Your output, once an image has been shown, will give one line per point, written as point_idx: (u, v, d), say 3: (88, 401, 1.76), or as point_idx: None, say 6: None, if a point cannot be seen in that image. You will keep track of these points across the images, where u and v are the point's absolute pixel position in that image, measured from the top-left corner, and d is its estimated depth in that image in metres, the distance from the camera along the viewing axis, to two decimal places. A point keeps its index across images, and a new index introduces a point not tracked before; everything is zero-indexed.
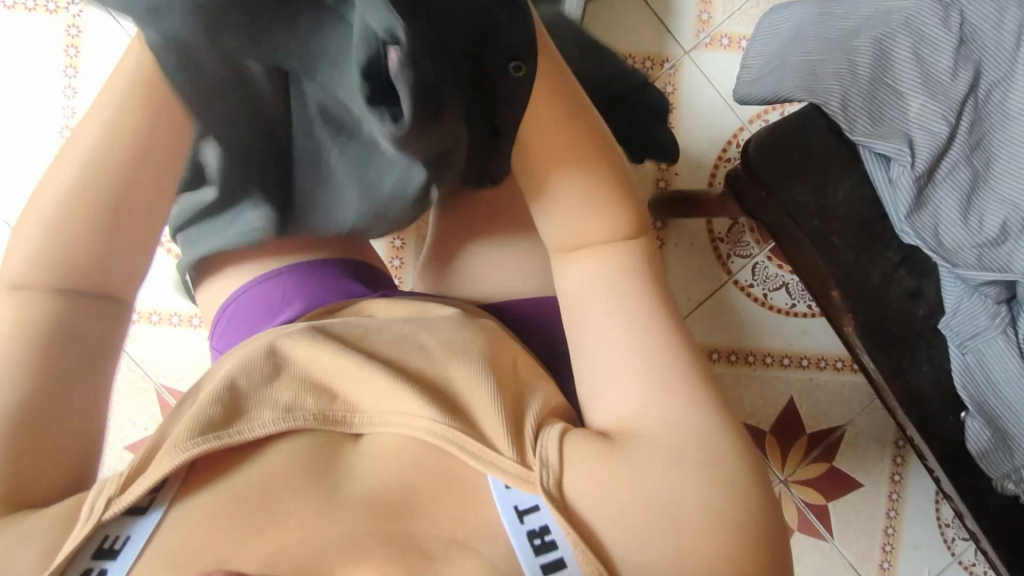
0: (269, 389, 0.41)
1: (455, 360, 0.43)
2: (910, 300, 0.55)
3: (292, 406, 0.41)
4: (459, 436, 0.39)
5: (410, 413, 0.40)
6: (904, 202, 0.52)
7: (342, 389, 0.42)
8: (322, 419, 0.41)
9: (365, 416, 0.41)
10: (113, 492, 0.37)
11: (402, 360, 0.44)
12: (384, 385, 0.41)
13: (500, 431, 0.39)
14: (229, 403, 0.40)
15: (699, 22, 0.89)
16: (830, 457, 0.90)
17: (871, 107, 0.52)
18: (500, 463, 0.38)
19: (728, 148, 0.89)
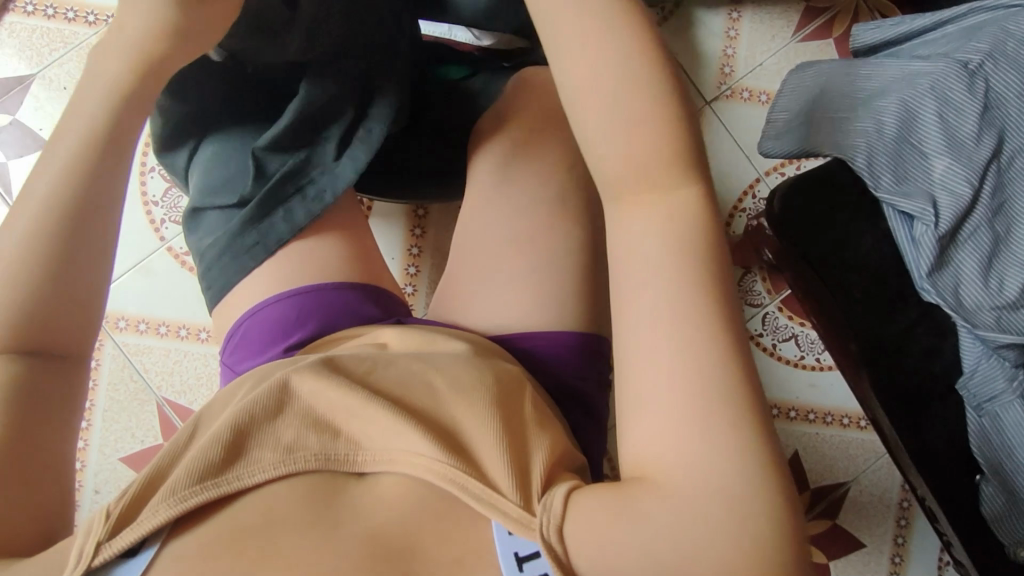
0: (272, 429, 0.41)
1: (464, 399, 0.43)
2: (928, 356, 0.55)
3: (294, 445, 0.40)
4: (462, 477, 0.38)
5: (414, 451, 0.39)
6: (926, 259, 0.52)
7: (346, 427, 0.42)
8: (324, 458, 0.40)
9: (368, 455, 0.41)
10: (105, 534, 0.36)
11: (408, 398, 0.43)
12: (391, 424, 0.41)
13: (502, 474, 0.38)
14: (231, 444, 0.39)
15: (722, 75, 0.91)
16: (833, 515, 0.88)
17: (897, 166, 0.53)
18: (504, 505, 0.36)
19: (745, 198, 0.90)
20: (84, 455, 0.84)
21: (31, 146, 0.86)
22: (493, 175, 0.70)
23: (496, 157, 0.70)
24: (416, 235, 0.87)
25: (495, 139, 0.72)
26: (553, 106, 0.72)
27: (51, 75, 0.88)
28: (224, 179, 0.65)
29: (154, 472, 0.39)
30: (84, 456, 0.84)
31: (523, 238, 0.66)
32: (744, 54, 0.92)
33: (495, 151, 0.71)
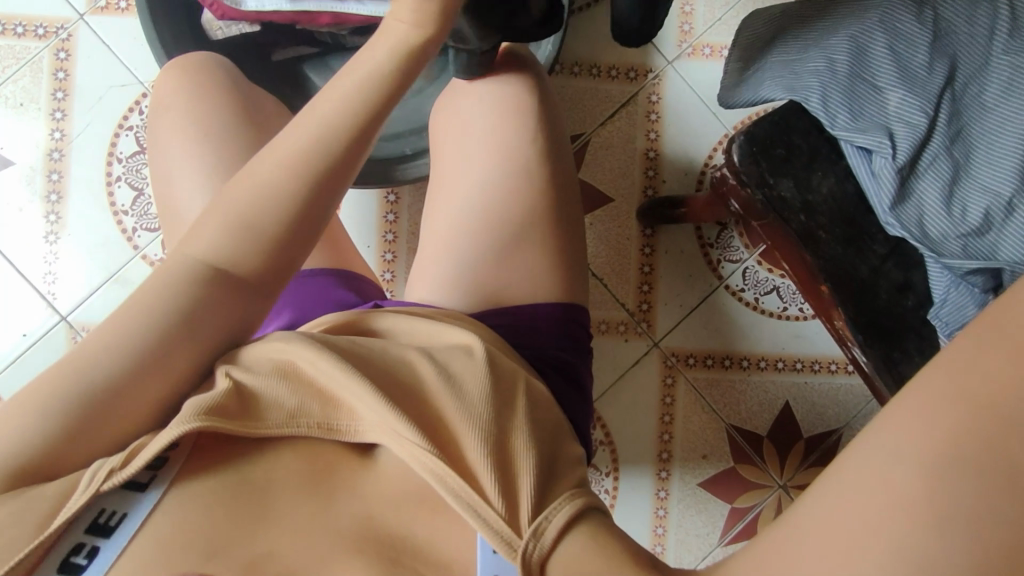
0: (279, 389, 0.41)
1: (449, 383, 0.43)
2: (898, 292, 0.55)
3: (299, 410, 0.40)
4: (442, 473, 0.38)
5: (394, 432, 0.39)
6: (885, 194, 0.52)
7: (346, 401, 0.41)
8: (326, 428, 0.41)
9: (367, 427, 0.40)
10: (118, 463, 0.37)
11: (402, 377, 0.44)
12: (376, 405, 0.40)
13: (486, 474, 0.38)
14: (240, 397, 0.40)
15: (682, 33, 0.91)
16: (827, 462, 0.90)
17: (853, 101, 0.53)
18: (486, 515, 0.36)
19: (715, 154, 0.90)
20: None
21: None
22: (456, 157, 0.70)
23: (460, 134, 0.70)
24: (390, 221, 0.87)
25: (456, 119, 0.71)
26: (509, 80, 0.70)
27: (5, 92, 0.87)
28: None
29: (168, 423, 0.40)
30: None
31: (492, 215, 0.66)
32: (702, 9, 0.91)
33: (454, 130, 0.71)
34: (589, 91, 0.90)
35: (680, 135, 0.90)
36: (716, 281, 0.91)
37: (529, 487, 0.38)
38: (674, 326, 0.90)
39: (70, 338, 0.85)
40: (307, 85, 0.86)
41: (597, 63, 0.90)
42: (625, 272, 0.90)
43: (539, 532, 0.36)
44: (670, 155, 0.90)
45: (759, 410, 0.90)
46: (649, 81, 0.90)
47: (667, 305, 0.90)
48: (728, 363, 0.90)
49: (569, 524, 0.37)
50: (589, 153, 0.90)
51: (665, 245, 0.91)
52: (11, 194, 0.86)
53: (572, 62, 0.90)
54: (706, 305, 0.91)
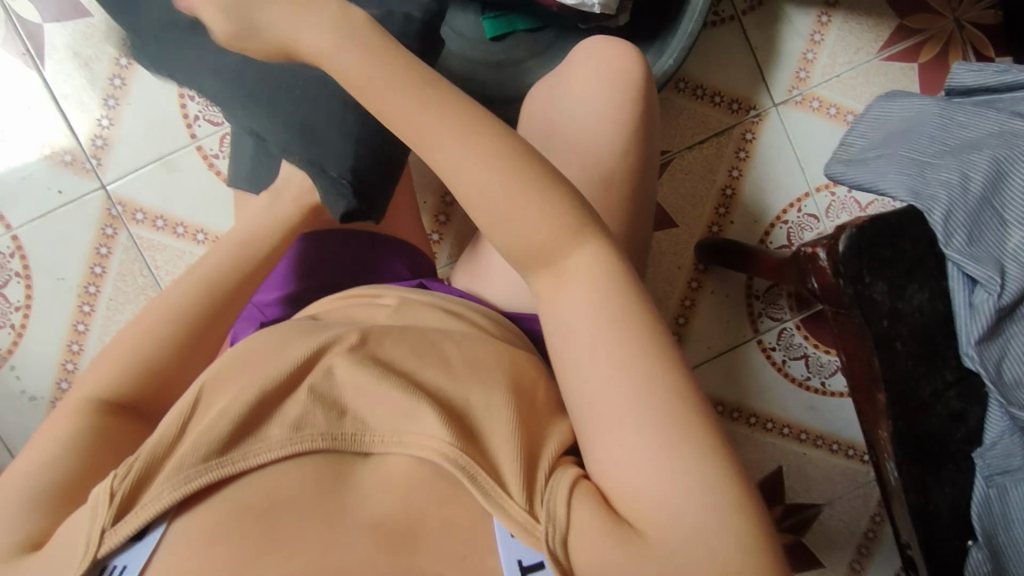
0: (281, 407, 0.40)
1: (483, 392, 0.43)
2: (952, 422, 0.54)
3: (301, 423, 0.39)
4: (472, 468, 0.38)
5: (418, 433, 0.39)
6: (977, 329, 0.51)
7: (355, 408, 0.41)
8: (331, 439, 0.40)
9: (374, 438, 0.40)
10: (108, 519, 0.37)
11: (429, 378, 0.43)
12: (406, 414, 0.40)
13: (512, 471, 0.38)
14: (240, 424, 0.39)
15: (795, 79, 0.88)
16: (800, 533, 0.92)
17: (974, 226, 0.51)
18: (511, 509, 0.37)
19: (789, 210, 0.88)
20: (82, 339, 0.85)
21: (69, 13, 0.83)
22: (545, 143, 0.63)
23: (558, 111, 0.64)
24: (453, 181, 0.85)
25: (550, 102, 0.65)
26: (622, 72, 0.63)
27: None
28: (916, 134, 0.57)
29: (155, 441, 0.39)
30: (83, 340, 0.85)
31: None
32: (824, 60, 0.88)
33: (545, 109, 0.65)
34: (686, 111, 0.87)
35: (761, 181, 0.88)
36: (750, 334, 0.91)
37: (548, 481, 0.39)
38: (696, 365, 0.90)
39: (106, 209, 0.84)
40: None
41: (703, 85, 0.87)
42: (665, 300, 0.90)
43: (551, 514, 0.37)
44: (745, 200, 0.88)
45: (750, 466, 0.92)
46: (749, 118, 0.88)
47: (694, 344, 0.90)
48: (736, 415, 0.91)
49: (571, 492, 0.38)
50: (667, 172, 0.88)
51: (712, 284, 0.90)
52: (78, 43, 0.83)
53: (679, 77, 0.87)
54: (732, 354, 0.91)
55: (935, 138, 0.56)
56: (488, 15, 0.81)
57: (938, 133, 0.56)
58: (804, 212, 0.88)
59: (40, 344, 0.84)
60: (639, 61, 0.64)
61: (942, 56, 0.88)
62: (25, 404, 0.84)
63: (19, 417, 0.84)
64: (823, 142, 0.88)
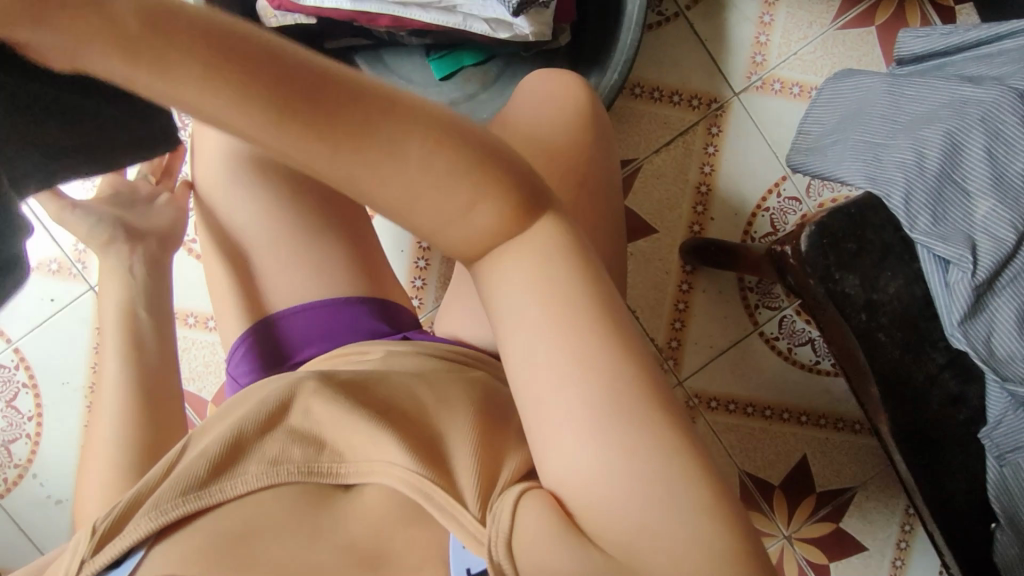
0: (261, 444, 0.40)
1: (453, 417, 0.42)
2: (952, 404, 0.52)
3: (277, 457, 0.39)
4: (430, 488, 0.36)
5: (385, 458, 0.38)
6: (958, 308, 0.49)
7: (332, 441, 0.40)
8: (307, 471, 0.39)
9: (351, 467, 0.39)
10: (89, 550, 0.36)
11: (393, 407, 0.43)
12: (376, 441, 0.39)
13: (469, 484, 0.36)
14: (219, 458, 0.38)
15: (752, 64, 0.86)
16: (837, 519, 0.90)
17: (936, 204, 0.49)
18: (462, 519, 0.34)
19: (768, 197, 0.86)
20: None
21: None
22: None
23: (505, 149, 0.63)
24: None
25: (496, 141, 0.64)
26: (562, 100, 0.62)
27: None
28: (867, 117, 0.56)
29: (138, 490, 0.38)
30: None
31: None
32: (779, 40, 0.86)
33: None
34: (647, 115, 0.86)
35: (735, 173, 0.86)
36: (750, 327, 0.89)
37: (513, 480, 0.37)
38: (700, 366, 0.89)
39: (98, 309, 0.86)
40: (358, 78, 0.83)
41: (660, 87, 0.86)
42: (658, 306, 0.88)
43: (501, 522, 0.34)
44: (721, 194, 0.87)
45: (773, 459, 0.90)
46: (711, 112, 0.86)
47: (695, 345, 0.88)
48: (750, 411, 0.89)
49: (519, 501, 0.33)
50: (638, 180, 0.87)
51: (703, 284, 0.89)
52: None
53: (634, 83, 0.86)
54: (735, 349, 0.89)
55: (886, 118, 0.54)
56: (432, 57, 0.81)
57: (888, 111, 0.55)
58: (785, 195, 0.86)
59: (56, 448, 0.86)
60: (583, 86, 0.64)
61: (899, 16, 0.86)
62: (52, 508, 0.86)
63: (47, 522, 0.86)
64: (792, 122, 0.86)
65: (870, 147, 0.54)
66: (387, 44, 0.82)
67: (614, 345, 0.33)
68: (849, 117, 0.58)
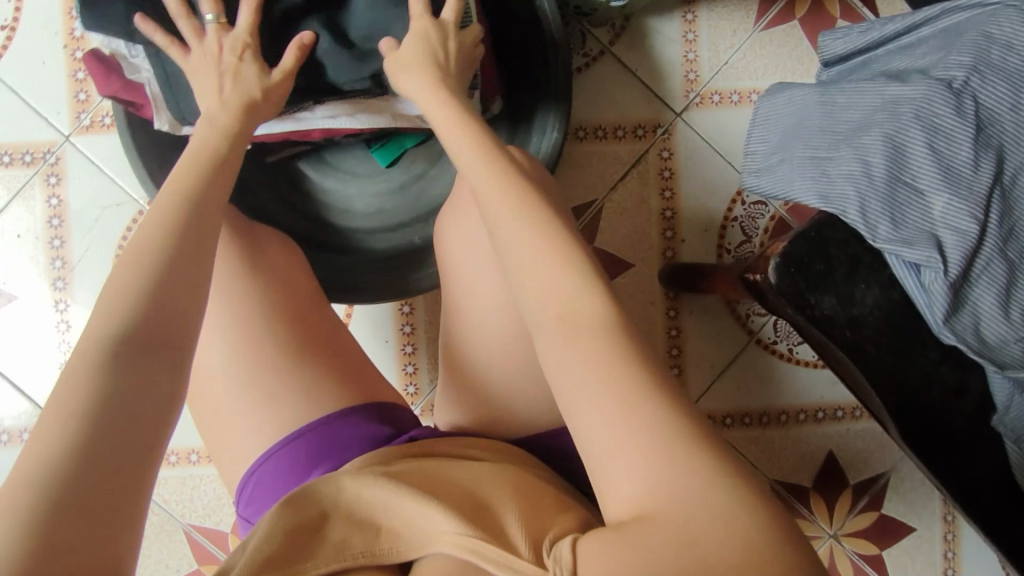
0: (327, 532, 0.46)
1: (489, 493, 0.47)
2: (957, 397, 0.52)
3: (343, 544, 0.45)
4: (481, 546, 0.41)
5: (438, 526, 0.44)
6: (939, 307, 0.49)
7: (386, 521, 0.46)
8: (370, 552, 0.45)
9: (409, 544, 0.45)
10: None
11: (434, 485, 0.48)
12: (427, 515, 0.44)
13: (520, 541, 0.41)
14: (289, 543, 0.44)
15: (687, 82, 0.86)
16: (879, 506, 0.90)
17: (892, 210, 0.49)
18: (513, 563, 0.40)
19: (733, 206, 0.86)
20: None
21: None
22: (462, 269, 0.62)
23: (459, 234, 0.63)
24: (406, 313, 0.86)
25: (452, 228, 0.64)
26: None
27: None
28: (805, 131, 0.56)
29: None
30: None
31: None
32: (707, 54, 0.87)
33: (448, 236, 0.64)
34: (598, 155, 0.86)
35: (696, 191, 0.86)
36: (746, 337, 0.88)
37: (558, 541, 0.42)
38: (707, 387, 0.88)
39: None
40: (306, 182, 0.84)
41: (604, 125, 0.86)
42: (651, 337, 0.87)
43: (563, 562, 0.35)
44: (687, 214, 0.86)
45: (801, 462, 0.89)
46: (658, 138, 0.86)
47: (697, 366, 0.88)
48: (766, 420, 0.89)
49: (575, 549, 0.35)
50: (603, 219, 0.86)
51: (690, 306, 0.88)
52: (16, 326, 0.85)
53: (576, 127, 0.86)
54: (737, 363, 0.88)
55: (825, 129, 0.54)
56: (374, 148, 0.82)
57: (824, 123, 0.54)
58: (750, 202, 0.86)
59: None
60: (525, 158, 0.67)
61: (817, 5, 0.87)
62: None
63: None
64: (739, 129, 0.86)
65: (815, 163, 0.54)
66: (327, 146, 0.83)
67: (661, 404, 0.36)
68: (788, 132, 0.58)
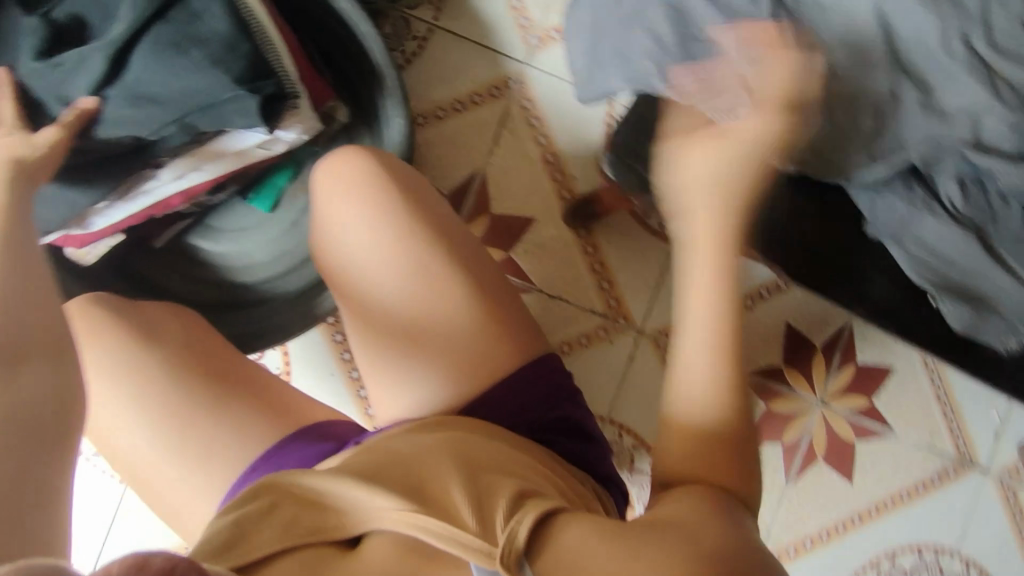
0: (268, 521, 0.47)
1: (440, 470, 0.49)
2: (821, 223, 0.60)
3: (289, 525, 0.47)
4: (427, 519, 0.44)
5: (386, 508, 0.46)
6: None
7: (335, 498, 0.48)
8: (318, 530, 0.47)
9: (357, 520, 0.47)
10: None
11: (386, 468, 0.50)
12: (375, 498, 0.47)
13: (466, 511, 0.44)
14: (235, 536, 0.46)
15: (522, 29, 0.87)
16: (853, 358, 0.90)
17: (700, 72, 0.52)
18: (466, 539, 0.42)
19: (608, 128, 0.87)
20: None
21: None
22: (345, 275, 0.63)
23: (338, 245, 0.65)
24: (340, 338, 0.84)
25: (328, 243, 0.65)
26: (354, 177, 0.65)
27: None
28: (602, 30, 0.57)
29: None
30: None
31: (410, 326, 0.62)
32: None
33: (331, 250, 0.65)
34: (463, 127, 0.87)
35: (568, 127, 0.87)
36: (669, 246, 0.88)
37: (504, 510, 0.44)
38: (650, 308, 0.87)
39: None
40: (202, 255, 0.84)
41: (459, 98, 0.87)
42: (579, 278, 0.87)
43: (512, 537, 0.41)
44: (567, 151, 0.87)
45: (765, 345, 0.90)
46: (514, 90, 0.87)
47: (635, 292, 0.87)
48: None
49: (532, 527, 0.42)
50: (491, 185, 0.87)
51: (606, 237, 0.87)
52: None
53: (433, 109, 0.87)
54: (671, 273, 0.87)
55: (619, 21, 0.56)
56: (252, 197, 0.83)
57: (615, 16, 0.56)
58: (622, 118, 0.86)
59: None
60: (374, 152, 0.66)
61: None
62: None
63: None
64: None
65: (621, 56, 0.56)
66: (207, 211, 0.83)
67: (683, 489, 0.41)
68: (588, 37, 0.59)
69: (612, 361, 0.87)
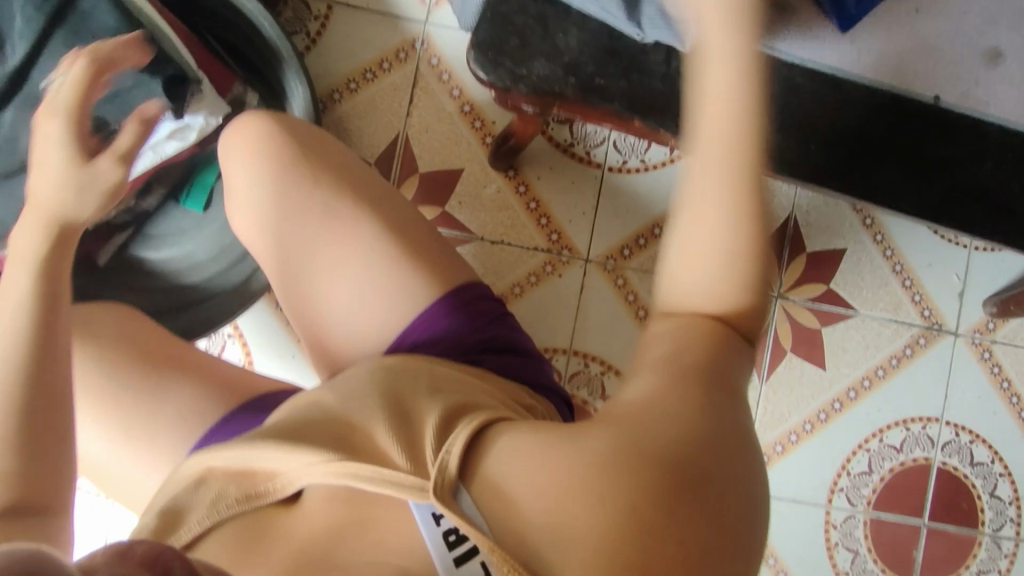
0: (196, 498, 0.43)
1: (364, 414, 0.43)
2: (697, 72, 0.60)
3: (216, 501, 0.43)
4: (354, 468, 0.39)
5: (309, 465, 0.41)
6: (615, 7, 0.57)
7: (258, 467, 0.43)
8: (246, 498, 0.43)
9: (283, 481, 0.42)
10: None
11: (310, 420, 0.45)
12: (293, 458, 0.41)
13: (396, 451, 0.40)
14: (164, 523, 0.43)
15: None
16: (802, 248, 0.92)
17: None
18: (398, 479, 0.38)
19: None
20: None
21: None
22: (266, 240, 0.64)
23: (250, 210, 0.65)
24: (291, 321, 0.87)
25: (243, 213, 0.65)
26: (256, 144, 0.64)
27: None
28: None
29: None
30: None
31: None
32: None
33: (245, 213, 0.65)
34: (377, 95, 0.88)
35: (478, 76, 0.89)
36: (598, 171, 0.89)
37: (432, 435, 0.40)
38: (592, 235, 0.88)
39: None
40: (143, 264, 0.86)
41: (368, 67, 0.89)
42: (516, 220, 0.88)
43: (444, 466, 0.39)
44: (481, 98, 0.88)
45: None
46: (420, 49, 0.89)
47: (573, 222, 0.88)
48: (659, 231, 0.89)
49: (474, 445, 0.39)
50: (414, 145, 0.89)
51: (533, 173, 0.89)
52: None
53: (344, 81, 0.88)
54: (604, 196, 0.89)
55: None
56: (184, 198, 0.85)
57: None
58: None
59: None
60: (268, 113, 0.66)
61: None
62: None
63: None
64: None
65: None
66: (145, 219, 0.85)
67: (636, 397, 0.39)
68: None
69: (564, 294, 0.87)
